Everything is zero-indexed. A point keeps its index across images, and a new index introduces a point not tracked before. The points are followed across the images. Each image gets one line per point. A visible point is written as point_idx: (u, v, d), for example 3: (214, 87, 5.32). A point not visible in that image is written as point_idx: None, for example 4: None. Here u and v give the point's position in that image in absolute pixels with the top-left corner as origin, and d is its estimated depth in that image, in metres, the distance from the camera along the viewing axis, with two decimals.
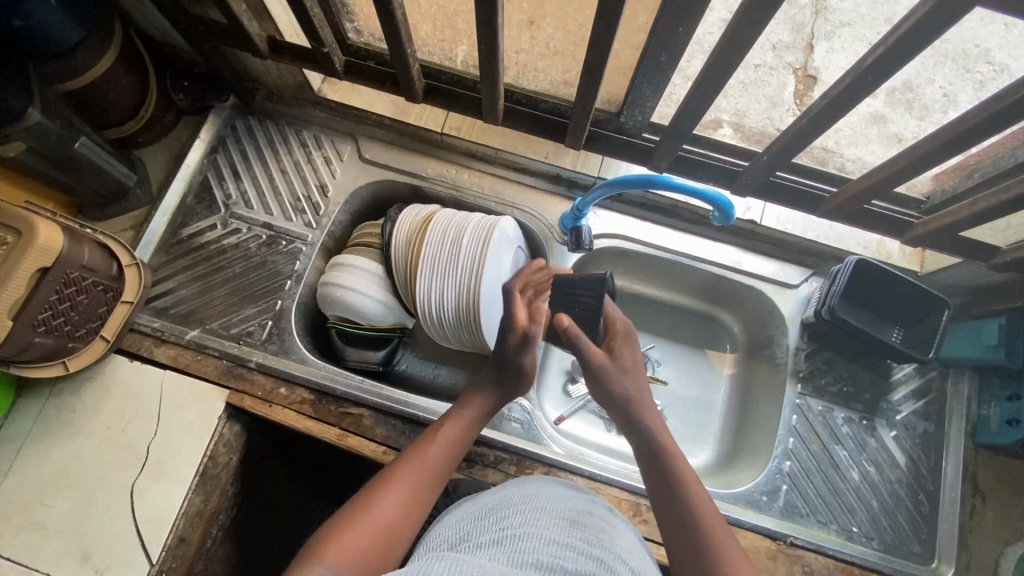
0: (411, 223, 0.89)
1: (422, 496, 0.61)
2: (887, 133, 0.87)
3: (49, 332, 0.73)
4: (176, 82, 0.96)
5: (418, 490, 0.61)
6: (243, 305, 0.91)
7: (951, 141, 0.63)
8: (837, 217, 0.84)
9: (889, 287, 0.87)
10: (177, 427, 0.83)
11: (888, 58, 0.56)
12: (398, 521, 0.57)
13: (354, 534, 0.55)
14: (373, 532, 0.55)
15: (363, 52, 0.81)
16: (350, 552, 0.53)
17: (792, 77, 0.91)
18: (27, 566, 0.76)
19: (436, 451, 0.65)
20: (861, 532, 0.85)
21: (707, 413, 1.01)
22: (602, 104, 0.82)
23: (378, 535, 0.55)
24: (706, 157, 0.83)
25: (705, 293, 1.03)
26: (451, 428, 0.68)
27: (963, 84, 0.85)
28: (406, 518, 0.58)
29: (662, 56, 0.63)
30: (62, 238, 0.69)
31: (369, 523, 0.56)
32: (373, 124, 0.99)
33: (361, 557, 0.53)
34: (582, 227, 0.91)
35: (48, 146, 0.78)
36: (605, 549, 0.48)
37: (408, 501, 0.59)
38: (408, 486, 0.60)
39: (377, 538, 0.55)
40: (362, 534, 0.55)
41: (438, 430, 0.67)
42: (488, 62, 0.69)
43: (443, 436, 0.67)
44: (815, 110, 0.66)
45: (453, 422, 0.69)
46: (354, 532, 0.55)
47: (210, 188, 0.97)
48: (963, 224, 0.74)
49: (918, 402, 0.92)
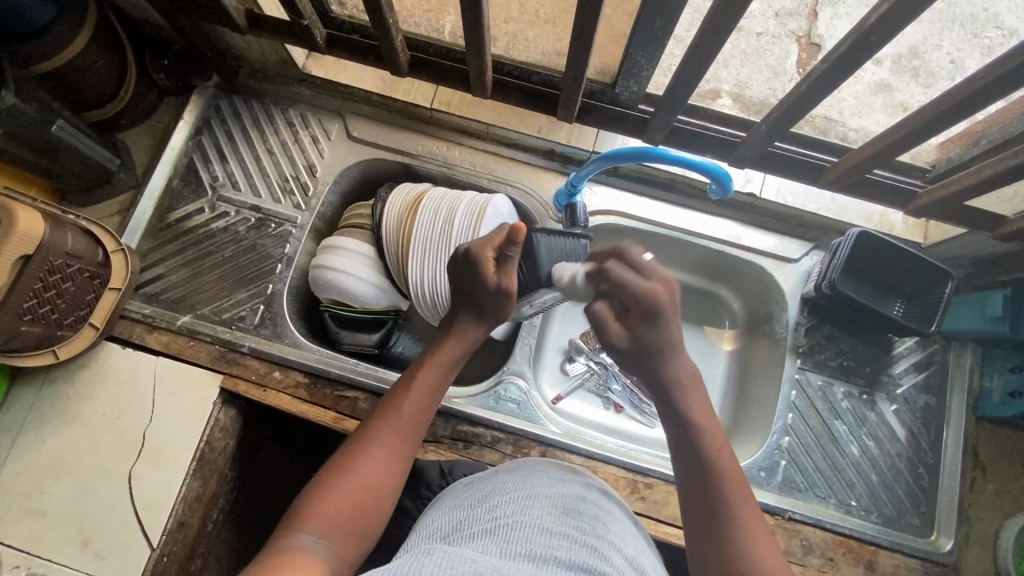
0: (402, 202, 0.88)
1: (402, 447, 0.61)
2: (893, 102, 0.84)
3: (36, 321, 0.72)
4: (155, 62, 0.92)
5: (395, 442, 0.61)
6: (235, 289, 0.90)
7: (959, 104, 0.61)
8: (837, 188, 0.82)
9: (891, 258, 0.85)
10: (172, 413, 0.82)
11: (893, 18, 0.54)
12: (380, 478, 0.58)
13: (335, 497, 0.55)
14: (355, 493, 0.56)
15: (347, 25, 0.78)
16: (334, 514, 0.54)
17: (795, 45, 0.86)
18: (28, 552, 0.77)
19: (414, 398, 0.64)
20: (860, 505, 0.85)
21: (708, 391, 1.00)
22: (595, 75, 0.79)
23: (361, 494, 0.56)
24: (704, 129, 0.81)
25: (704, 269, 1.01)
26: (429, 376, 0.66)
27: (971, 50, 0.80)
28: (388, 474, 0.59)
29: (657, 22, 0.60)
30: (44, 225, 0.68)
31: (349, 484, 0.56)
32: (361, 101, 0.97)
33: (342, 518, 0.54)
34: (577, 205, 0.89)
35: (24, 128, 0.76)
36: (599, 537, 0.47)
37: (387, 455, 0.59)
38: (387, 443, 0.60)
39: (361, 496, 0.56)
40: (346, 493, 0.55)
41: (416, 376, 0.65)
42: (475, 32, 0.66)
43: (420, 382, 0.65)
44: (818, 73, 0.63)
45: (430, 366, 0.66)
46: (335, 494, 0.55)
47: (196, 170, 0.95)
48: (971, 192, 0.72)
49: (919, 375, 0.90)
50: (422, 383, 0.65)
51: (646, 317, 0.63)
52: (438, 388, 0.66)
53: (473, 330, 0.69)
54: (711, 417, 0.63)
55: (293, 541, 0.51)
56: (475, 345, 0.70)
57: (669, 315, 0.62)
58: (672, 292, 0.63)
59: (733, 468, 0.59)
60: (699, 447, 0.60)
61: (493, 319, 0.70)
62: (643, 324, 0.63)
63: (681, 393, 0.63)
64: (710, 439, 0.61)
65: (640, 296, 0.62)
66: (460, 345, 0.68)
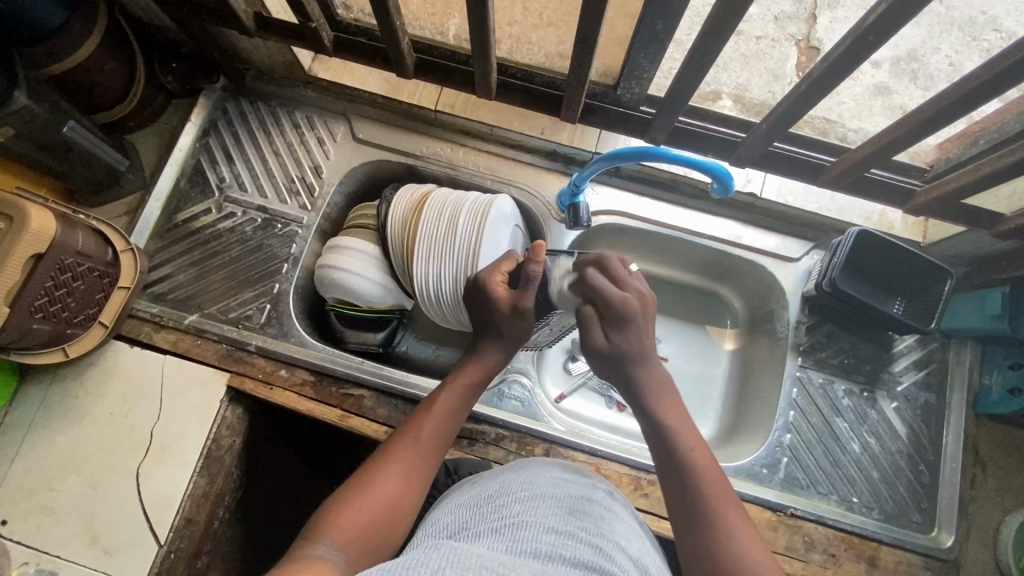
0: (407, 202, 0.89)
1: (420, 469, 0.62)
2: (891, 105, 0.85)
3: (48, 319, 0.73)
4: (164, 65, 0.94)
5: (414, 464, 0.62)
6: (242, 289, 0.91)
7: (956, 102, 0.62)
8: (838, 186, 0.82)
9: (891, 257, 0.86)
10: (180, 411, 0.83)
11: (890, 19, 0.55)
12: (398, 496, 0.58)
13: (352, 513, 0.55)
14: (372, 509, 0.56)
15: (353, 28, 0.80)
16: (351, 527, 0.54)
17: (794, 48, 0.89)
18: (37, 549, 0.77)
19: (433, 423, 0.65)
20: (861, 502, 0.86)
21: (710, 389, 1.01)
22: (598, 77, 0.80)
23: (378, 510, 0.56)
24: (705, 129, 0.82)
25: (706, 269, 1.02)
26: (446, 402, 0.68)
27: (970, 52, 0.82)
28: (406, 494, 0.59)
29: (659, 24, 0.61)
30: (55, 225, 0.69)
31: (367, 500, 0.56)
32: (366, 103, 0.98)
33: (360, 534, 0.54)
34: (580, 205, 0.90)
35: (35, 130, 0.77)
36: (604, 537, 0.48)
37: (406, 475, 0.60)
38: (404, 465, 0.61)
39: (379, 513, 0.56)
40: (364, 508, 0.56)
41: (435, 400, 0.68)
42: (480, 34, 0.68)
43: (439, 407, 0.67)
44: (816, 73, 0.65)
45: (448, 393, 0.69)
46: (352, 510, 0.55)
47: (203, 171, 0.97)
48: (968, 190, 0.73)
49: (919, 373, 0.91)
50: (440, 410, 0.67)
51: (619, 321, 0.67)
52: (455, 415, 0.68)
53: (494, 361, 0.72)
54: (686, 420, 0.65)
55: (312, 549, 0.50)
56: (492, 379, 0.73)
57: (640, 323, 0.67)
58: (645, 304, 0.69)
59: (712, 470, 0.61)
60: (673, 448, 0.62)
61: (511, 343, 0.73)
62: (616, 329, 0.67)
63: (652, 398, 0.66)
64: (684, 441, 0.62)
65: (614, 302, 0.67)
66: (480, 376, 0.71)
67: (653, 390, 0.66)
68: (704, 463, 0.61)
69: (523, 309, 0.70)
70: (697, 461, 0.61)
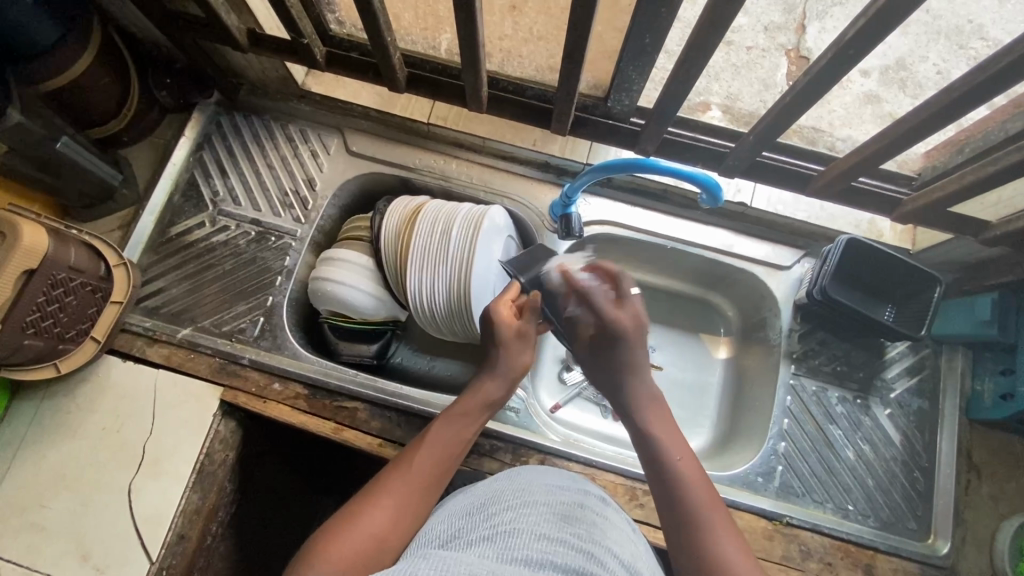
0: (399, 215, 0.89)
1: (415, 498, 0.61)
2: (881, 112, 0.87)
3: (39, 335, 0.72)
4: (158, 81, 0.95)
5: (409, 492, 0.61)
6: (235, 302, 0.91)
7: (939, 111, 0.63)
8: (826, 196, 0.84)
9: (880, 264, 0.86)
10: (173, 425, 0.83)
11: (871, 31, 0.56)
12: (387, 527, 0.57)
13: (342, 543, 0.54)
14: (361, 541, 0.55)
15: (346, 43, 0.81)
16: (339, 560, 0.53)
17: (784, 58, 0.91)
18: (28, 567, 0.77)
19: (428, 451, 0.65)
20: (857, 510, 0.85)
21: (704, 397, 1.01)
22: (588, 89, 0.81)
23: (369, 540, 0.55)
24: (695, 140, 0.83)
25: (699, 278, 1.03)
26: (439, 432, 0.68)
27: (957, 61, 0.84)
28: (397, 525, 0.58)
29: (647, 38, 0.62)
30: (48, 240, 0.69)
31: (357, 532, 0.56)
32: (359, 116, 0.99)
33: (351, 564, 0.53)
34: (571, 215, 0.91)
35: (30, 146, 0.78)
36: (597, 543, 0.48)
37: (399, 505, 0.60)
38: (396, 494, 0.60)
39: (368, 545, 0.55)
40: (353, 541, 0.55)
41: (430, 429, 0.68)
42: (470, 48, 0.68)
43: (434, 436, 0.67)
44: (801, 84, 0.65)
45: (445, 422, 0.69)
46: (342, 541, 0.55)
47: (197, 185, 0.97)
48: (953, 199, 0.74)
49: (912, 379, 0.92)
50: (438, 439, 0.67)
51: (609, 340, 0.74)
52: (454, 444, 0.68)
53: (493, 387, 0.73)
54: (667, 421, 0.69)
55: None
56: (494, 405, 0.73)
57: (631, 341, 0.72)
58: (634, 328, 0.73)
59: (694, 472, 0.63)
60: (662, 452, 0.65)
61: (507, 372, 0.74)
62: (609, 343, 0.74)
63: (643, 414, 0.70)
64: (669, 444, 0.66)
65: (610, 323, 0.73)
66: (477, 404, 0.71)
67: (641, 404, 0.71)
68: (688, 471, 0.63)
69: (526, 333, 0.75)
70: (682, 472, 0.63)
